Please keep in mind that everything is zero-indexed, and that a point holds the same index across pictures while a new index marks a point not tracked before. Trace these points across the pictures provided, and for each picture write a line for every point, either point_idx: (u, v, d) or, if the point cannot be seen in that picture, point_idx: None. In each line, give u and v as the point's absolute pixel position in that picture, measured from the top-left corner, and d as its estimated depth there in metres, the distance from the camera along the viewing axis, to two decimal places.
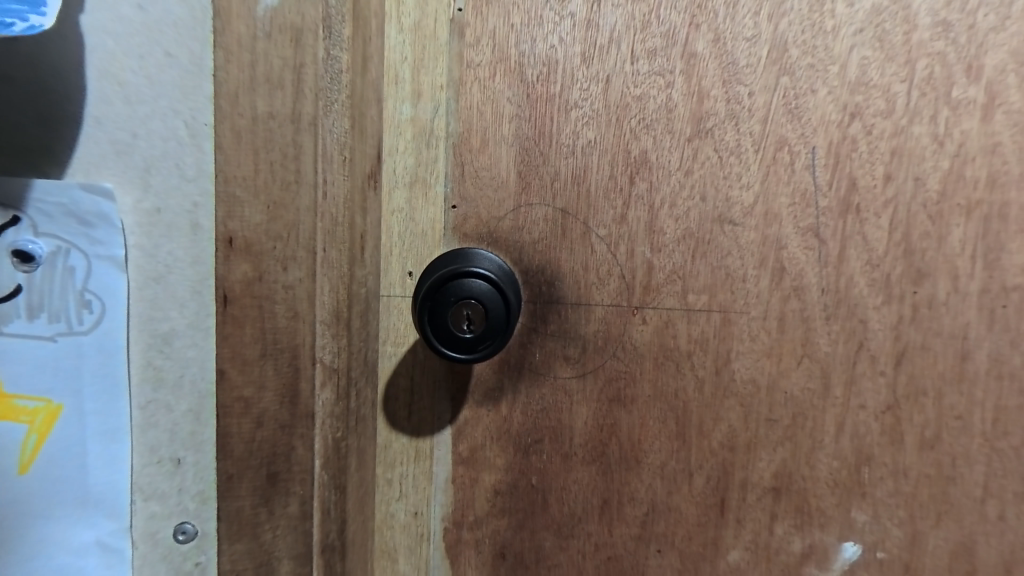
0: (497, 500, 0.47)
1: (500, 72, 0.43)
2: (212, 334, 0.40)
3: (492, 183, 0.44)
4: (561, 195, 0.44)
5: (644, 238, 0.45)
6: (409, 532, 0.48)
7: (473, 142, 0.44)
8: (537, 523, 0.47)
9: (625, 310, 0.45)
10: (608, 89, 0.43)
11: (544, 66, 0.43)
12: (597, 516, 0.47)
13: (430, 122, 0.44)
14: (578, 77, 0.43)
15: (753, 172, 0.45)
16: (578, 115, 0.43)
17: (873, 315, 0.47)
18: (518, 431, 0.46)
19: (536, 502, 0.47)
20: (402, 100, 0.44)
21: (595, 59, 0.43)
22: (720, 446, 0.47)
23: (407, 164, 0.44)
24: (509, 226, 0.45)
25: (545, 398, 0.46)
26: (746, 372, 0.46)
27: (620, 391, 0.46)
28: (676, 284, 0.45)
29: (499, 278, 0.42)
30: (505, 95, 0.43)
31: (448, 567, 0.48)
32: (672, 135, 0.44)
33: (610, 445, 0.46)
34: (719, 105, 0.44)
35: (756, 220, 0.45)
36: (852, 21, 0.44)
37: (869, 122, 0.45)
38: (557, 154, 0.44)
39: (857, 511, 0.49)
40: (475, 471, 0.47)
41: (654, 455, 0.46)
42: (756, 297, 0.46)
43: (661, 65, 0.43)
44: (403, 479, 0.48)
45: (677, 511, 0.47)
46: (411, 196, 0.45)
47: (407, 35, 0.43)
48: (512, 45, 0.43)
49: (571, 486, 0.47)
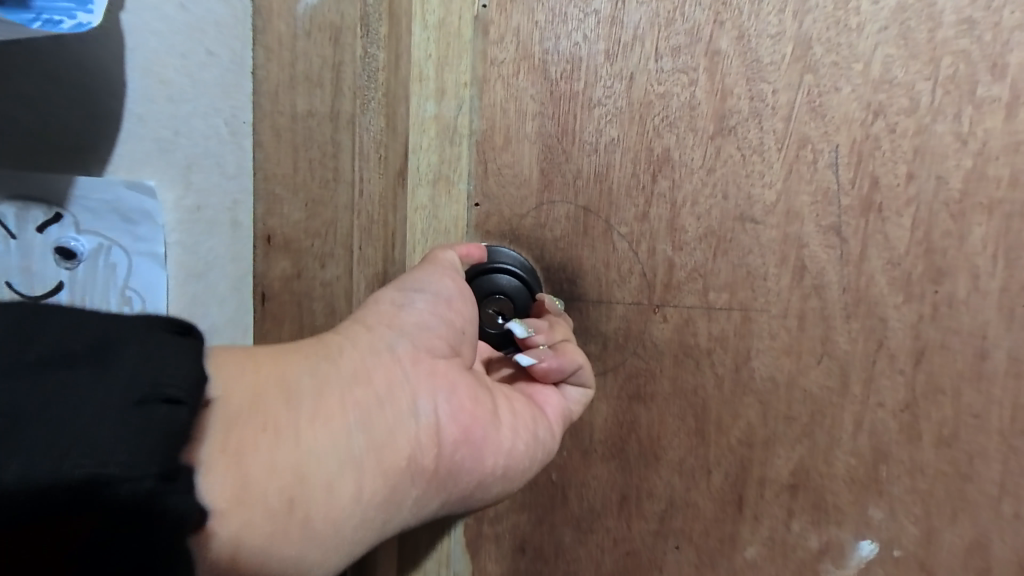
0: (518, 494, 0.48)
1: (524, 69, 0.43)
2: (250, 317, 0.43)
3: (514, 181, 0.44)
4: (584, 192, 0.44)
5: (665, 235, 0.45)
6: (430, 526, 0.49)
7: (496, 139, 0.44)
8: (557, 518, 0.48)
9: (646, 308, 0.45)
10: (632, 87, 0.43)
11: (568, 63, 0.43)
12: (616, 511, 0.47)
13: (453, 119, 0.44)
14: (601, 74, 0.43)
15: (775, 170, 0.45)
16: (601, 113, 0.43)
17: (892, 314, 0.47)
18: None
19: (557, 498, 0.47)
20: (426, 98, 0.43)
21: (619, 56, 0.43)
22: (738, 443, 0.47)
23: (430, 162, 0.44)
24: (531, 223, 0.45)
25: None
26: (764, 370, 0.47)
27: (638, 387, 0.46)
28: (697, 282, 0.45)
29: (522, 276, 0.45)
30: (529, 92, 0.43)
31: (466, 562, 0.49)
32: (695, 133, 0.44)
33: (629, 441, 0.47)
34: (742, 102, 0.44)
35: (777, 218, 0.45)
36: (876, 19, 0.45)
37: (892, 120, 0.46)
38: (580, 152, 0.44)
39: (873, 508, 0.49)
40: None
41: (672, 452, 0.47)
42: (776, 295, 0.46)
43: (684, 63, 0.43)
44: None
45: (695, 509, 0.48)
46: (437, 194, 0.45)
47: (432, 32, 0.43)
48: (536, 42, 0.43)
49: (591, 482, 0.47)
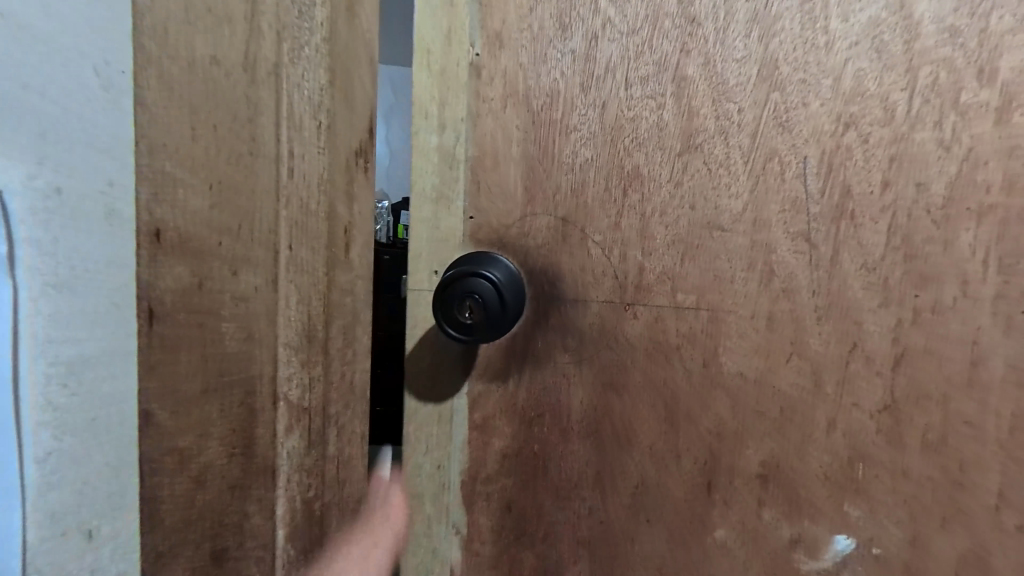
0: (507, 462, 0.55)
1: (511, 103, 0.51)
2: (128, 370, 0.54)
3: (502, 196, 0.53)
4: (563, 206, 0.51)
5: (636, 242, 0.50)
6: (433, 481, 0.56)
7: (487, 162, 0.52)
8: (540, 487, 0.54)
9: (618, 306, 0.51)
10: (604, 113, 0.50)
11: (548, 96, 0.50)
12: (591, 485, 0.53)
13: (452, 148, 0.53)
14: (577, 104, 0.50)
15: (742, 182, 0.49)
16: (577, 137, 0.50)
17: (868, 317, 0.49)
18: (524, 406, 0.54)
19: (539, 470, 0.54)
20: (430, 131, 0.53)
21: (593, 87, 0.49)
22: (708, 433, 0.51)
23: (432, 183, 0.53)
24: (517, 233, 0.53)
25: (547, 379, 0.53)
26: (733, 366, 0.50)
27: (611, 376, 0.52)
28: (666, 284, 0.50)
29: (504, 283, 0.50)
30: (515, 122, 0.51)
31: (462, 518, 0.56)
32: (663, 151, 0.49)
33: (604, 424, 0.53)
34: (708, 122, 0.49)
35: (745, 226, 0.49)
36: (848, 36, 0.47)
37: (866, 131, 0.47)
38: (558, 170, 0.51)
39: (850, 505, 0.51)
40: (487, 436, 0.55)
41: (643, 436, 0.52)
42: (744, 297, 0.50)
43: (652, 89, 0.49)
44: (427, 439, 0.55)
45: (666, 489, 0.53)
46: (437, 210, 0.54)
47: (435, 78, 0.52)
48: (520, 80, 0.51)
49: (569, 457, 0.53)
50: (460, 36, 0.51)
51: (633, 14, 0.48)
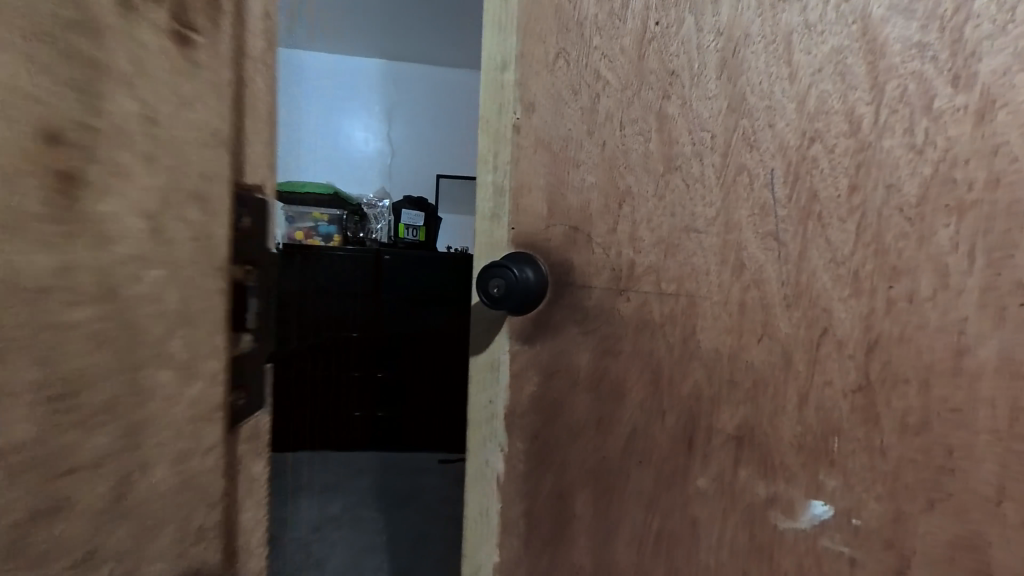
0: (534, 401, 0.70)
1: (539, 147, 0.68)
2: None
3: (532, 214, 0.69)
4: (575, 218, 0.67)
5: (628, 244, 0.65)
6: (485, 410, 0.73)
7: (521, 191, 0.70)
8: (555, 427, 0.69)
9: (615, 291, 0.66)
10: (605, 149, 0.65)
11: (564, 140, 0.67)
12: (595, 429, 0.67)
13: (501, 182, 0.70)
14: (585, 144, 0.66)
15: (715, 194, 0.60)
16: (584, 167, 0.66)
17: (837, 305, 0.55)
18: (545, 362, 0.69)
19: (554, 412, 0.69)
20: (487, 170, 0.71)
21: (597, 130, 0.65)
22: (688, 396, 0.63)
23: (487, 206, 0.71)
24: (539, 238, 0.69)
25: (562, 341, 0.68)
26: (709, 343, 0.62)
27: (611, 346, 0.66)
28: (652, 275, 0.64)
29: (536, 279, 0.66)
30: (542, 162, 0.68)
31: (505, 439, 0.72)
32: (649, 173, 0.63)
33: (605, 380, 0.67)
34: (686, 148, 0.61)
35: (717, 228, 0.60)
36: (811, 65, 0.55)
37: (831, 143, 0.55)
38: (571, 193, 0.67)
39: (826, 475, 0.57)
40: (520, 382, 0.70)
41: (635, 394, 0.66)
42: (717, 286, 0.61)
43: (642, 127, 0.63)
44: (482, 379, 0.72)
45: (653, 439, 0.65)
46: (491, 224, 0.71)
47: (487, 134, 0.70)
48: (545, 130, 0.68)
49: (577, 404, 0.68)
50: (507, 105, 0.69)
51: (625, 74, 0.64)
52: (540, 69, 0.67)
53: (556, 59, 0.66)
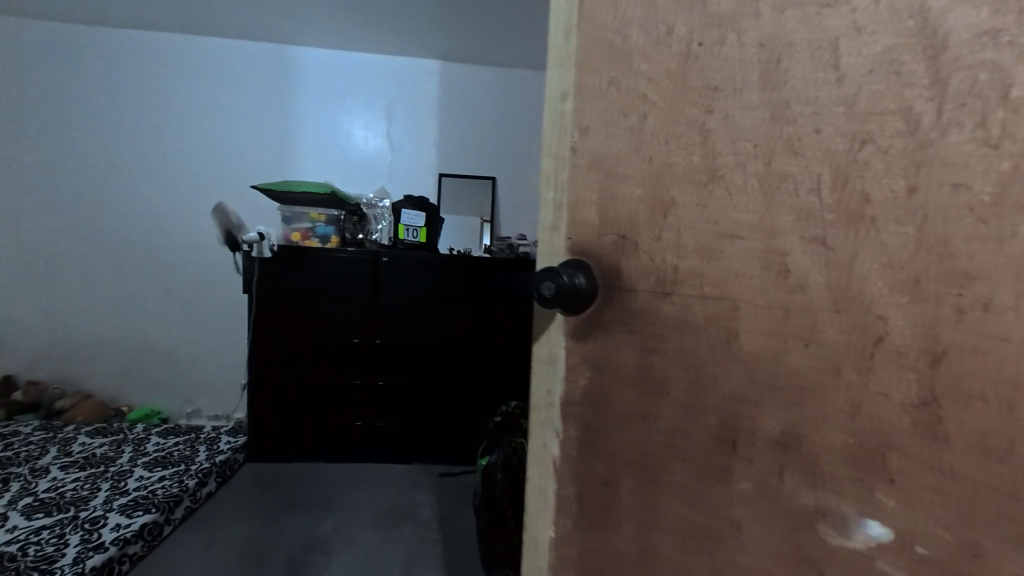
0: (587, 395, 0.72)
1: (592, 164, 0.69)
2: None
3: (585, 228, 0.70)
4: (624, 228, 0.68)
5: (672, 249, 0.65)
6: (544, 396, 0.76)
7: (577, 205, 0.71)
8: (602, 420, 0.70)
9: (660, 295, 0.66)
10: (651, 164, 0.66)
11: (615, 157, 0.68)
12: (642, 424, 0.68)
13: (557, 197, 0.72)
14: (631, 160, 0.67)
15: (757, 202, 0.61)
16: (632, 182, 0.67)
17: (894, 312, 0.53)
18: (596, 360, 0.70)
19: (602, 406, 0.70)
20: (547, 186, 0.73)
21: (644, 146, 0.66)
22: (731, 398, 0.63)
23: (547, 218, 0.74)
24: (591, 242, 0.70)
25: (609, 341, 0.69)
26: (752, 347, 0.62)
27: (658, 346, 0.66)
28: (696, 278, 0.64)
29: (585, 287, 0.69)
30: (594, 180, 0.69)
31: (560, 425, 0.74)
32: (693, 184, 0.64)
33: (649, 378, 0.67)
34: (728, 158, 0.63)
35: (759, 234, 0.61)
36: (860, 67, 0.54)
37: (884, 144, 0.53)
38: (621, 204, 0.68)
39: (882, 493, 0.54)
40: (574, 375, 0.73)
41: (678, 392, 0.66)
42: (760, 291, 0.61)
43: (688, 142, 0.64)
44: (541, 367, 0.76)
45: (695, 439, 0.65)
46: (550, 236, 0.74)
47: (546, 154, 0.73)
48: (596, 148, 0.69)
49: (623, 400, 0.69)
50: (565, 130, 0.71)
51: (670, 92, 0.65)
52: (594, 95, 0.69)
53: (608, 86, 0.68)
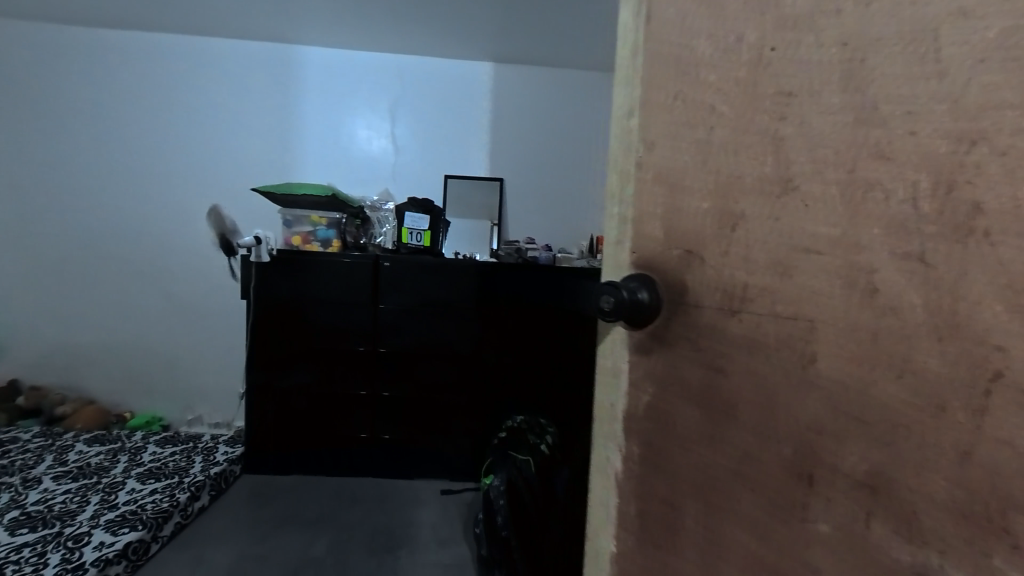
0: (647, 411, 0.69)
1: (654, 176, 0.68)
2: None
3: (648, 241, 0.68)
4: (689, 241, 0.65)
5: (739, 265, 0.61)
6: (609, 410, 0.75)
7: (640, 219, 0.69)
8: (663, 439, 0.68)
9: (727, 312, 0.62)
10: (717, 177, 0.63)
11: (677, 169, 0.66)
12: (704, 446, 0.64)
13: (623, 211, 0.72)
14: (696, 170, 0.64)
15: (840, 213, 0.54)
16: (697, 193, 0.64)
17: (1014, 342, 0.46)
18: (659, 374, 0.68)
19: (664, 423, 0.68)
20: (613, 202, 0.74)
21: (709, 156, 0.63)
22: (808, 428, 0.56)
23: (613, 233, 0.74)
24: (652, 257, 0.68)
25: (671, 357, 0.66)
26: (832, 374, 0.54)
27: (724, 365, 0.62)
28: (767, 296, 0.59)
29: (648, 302, 0.66)
30: (656, 191, 0.67)
31: (621, 438, 0.72)
32: (764, 194, 0.59)
33: (715, 399, 0.63)
34: (805, 167, 0.57)
35: (842, 249, 0.54)
36: (967, 58, 0.47)
37: (1000, 146, 0.46)
38: (684, 217, 0.65)
39: (999, 555, 0.46)
40: (636, 390, 0.70)
41: (747, 417, 0.61)
42: (843, 313, 0.54)
43: (758, 151, 0.60)
44: (606, 378, 0.75)
45: (766, 468, 0.59)
46: (616, 250, 0.74)
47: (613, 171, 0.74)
48: (658, 160, 0.67)
49: (686, 419, 0.66)
50: (629, 146, 0.70)
51: (740, 100, 0.61)
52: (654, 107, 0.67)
53: (674, 100, 0.66)
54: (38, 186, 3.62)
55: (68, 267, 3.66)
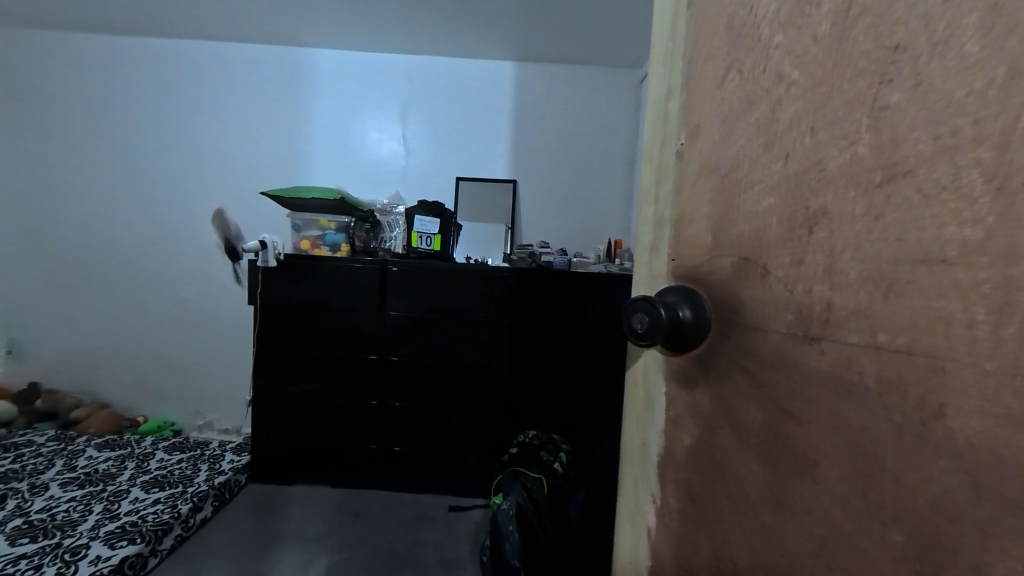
0: (691, 456, 0.62)
1: (703, 176, 0.61)
2: None
3: (693, 246, 0.62)
4: (746, 248, 0.56)
5: (822, 278, 0.49)
6: (638, 447, 0.70)
7: (688, 221, 0.63)
8: (717, 490, 0.59)
9: (802, 339, 0.50)
10: (790, 163, 0.52)
11: (733, 165, 0.57)
12: (772, 510, 0.53)
13: (661, 214, 0.67)
14: (763, 162, 0.54)
15: (981, 207, 0.38)
16: (760, 190, 0.55)
17: None
18: (707, 411, 0.60)
19: (716, 473, 0.59)
20: (648, 203, 0.69)
21: (778, 141, 0.52)
22: (930, 507, 0.41)
23: (647, 239, 0.70)
24: (707, 269, 0.60)
25: (726, 393, 0.57)
26: (970, 437, 0.38)
27: (786, 404, 0.52)
28: (863, 321, 0.46)
29: (689, 321, 0.58)
30: (709, 196, 0.60)
31: (656, 487, 0.66)
32: (857, 186, 0.46)
33: (784, 450, 0.52)
34: (921, 147, 0.41)
35: (987, 259, 0.37)
36: None
37: None
38: (743, 220, 0.56)
39: None
40: (677, 429, 0.64)
41: (834, 478, 0.48)
42: (986, 349, 0.37)
43: (845, 129, 0.46)
44: (635, 416, 0.71)
45: (868, 554, 0.45)
46: (650, 257, 0.69)
47: (647, 169, 0.70)
48: (714, 156, 0.59)
49: (748, 474, 0.56)
50: (668, 136, 0.66)
51: (818, 66, 0.49)
52: (697, 100, 0.60)
53: (726, 73, 0.57)
54: (55, 191, 3.65)
55: (84, 271, 3.68)
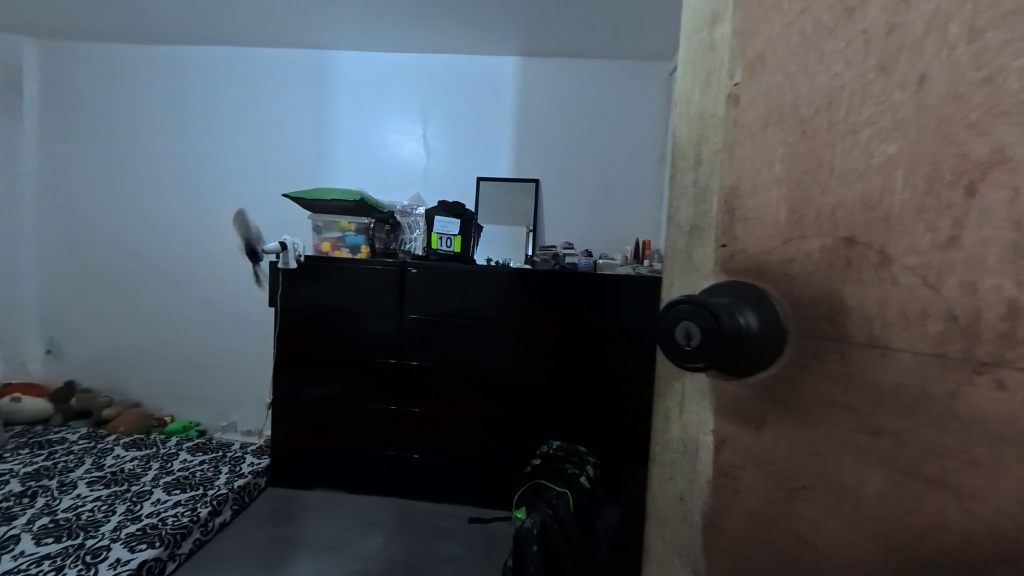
0: (755, 514, 0.62)
1: (770, 120, 0.59)
2: None
3: (759, 221, 0.60)
4: (857, 227, 0.53)
5: (995, 263, 0.47)
6: (676, 510, 0.72)
7: (744, 186, 0.61)
8: (799, 555, 0.60)
9: (962, 368, 0.48)
10: (904, 35, 0.50)
11: (824, 98, 0.55)
12: None
13: (704, 186, 0.67)
14: (870, 97, 0.52)
15: None
16: (873, 133, 0.52)
17: None
18: (780, 467, 0.60)
19: (797, 544, 0.60)
20: (685, 171, 0.71)
21: (897, 28, 0.51)
22: None
23: (688, 216, 0.70)
24: (781, 257, 0.58)
25: (820, 448, 0.57)
26: None
27: (892, 400, 0.52)
28: None
29: (761, 326, 0.55)
30: (777, 144, 0.58)
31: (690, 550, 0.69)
32: None
33: (905, 525, 0.53)
34: None
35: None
36: None
37: None
38: (841, 181, 0.54)
39: None
40: (735, 485, 0.64)
41: (970, 551, 0.49)
42: None
43: None
44: (672, 465, 0.73)
45: None
46: (691, 239, 0.70)
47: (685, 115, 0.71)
48: (786, 97, 0.58)
49: (837, 539, 0.57)
50: (714, 69, 0.65)
51: None
52: (768, 62, 0.59)
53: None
54: (92, 196, 3.78)
55: (118, 273, 3.79)
